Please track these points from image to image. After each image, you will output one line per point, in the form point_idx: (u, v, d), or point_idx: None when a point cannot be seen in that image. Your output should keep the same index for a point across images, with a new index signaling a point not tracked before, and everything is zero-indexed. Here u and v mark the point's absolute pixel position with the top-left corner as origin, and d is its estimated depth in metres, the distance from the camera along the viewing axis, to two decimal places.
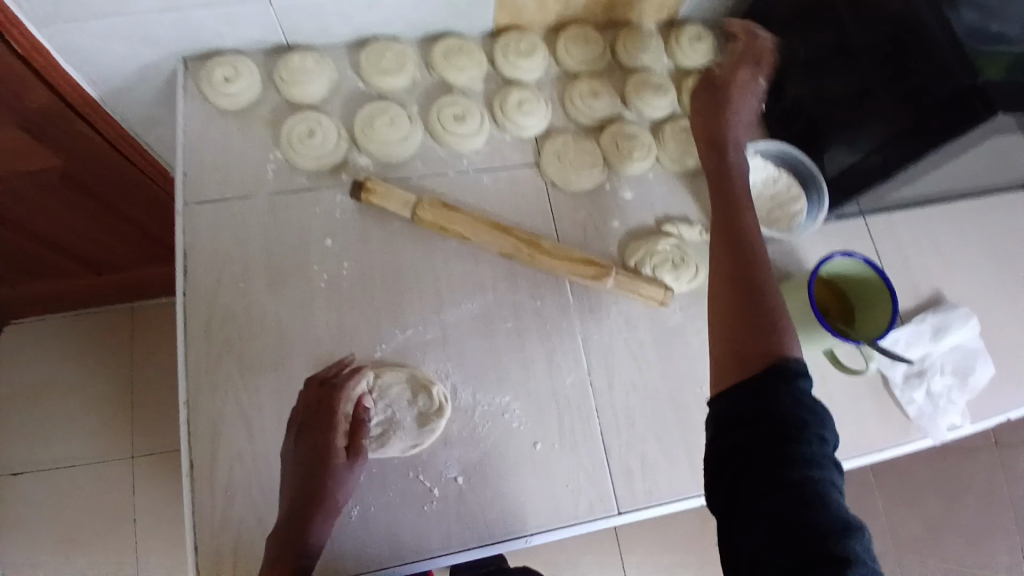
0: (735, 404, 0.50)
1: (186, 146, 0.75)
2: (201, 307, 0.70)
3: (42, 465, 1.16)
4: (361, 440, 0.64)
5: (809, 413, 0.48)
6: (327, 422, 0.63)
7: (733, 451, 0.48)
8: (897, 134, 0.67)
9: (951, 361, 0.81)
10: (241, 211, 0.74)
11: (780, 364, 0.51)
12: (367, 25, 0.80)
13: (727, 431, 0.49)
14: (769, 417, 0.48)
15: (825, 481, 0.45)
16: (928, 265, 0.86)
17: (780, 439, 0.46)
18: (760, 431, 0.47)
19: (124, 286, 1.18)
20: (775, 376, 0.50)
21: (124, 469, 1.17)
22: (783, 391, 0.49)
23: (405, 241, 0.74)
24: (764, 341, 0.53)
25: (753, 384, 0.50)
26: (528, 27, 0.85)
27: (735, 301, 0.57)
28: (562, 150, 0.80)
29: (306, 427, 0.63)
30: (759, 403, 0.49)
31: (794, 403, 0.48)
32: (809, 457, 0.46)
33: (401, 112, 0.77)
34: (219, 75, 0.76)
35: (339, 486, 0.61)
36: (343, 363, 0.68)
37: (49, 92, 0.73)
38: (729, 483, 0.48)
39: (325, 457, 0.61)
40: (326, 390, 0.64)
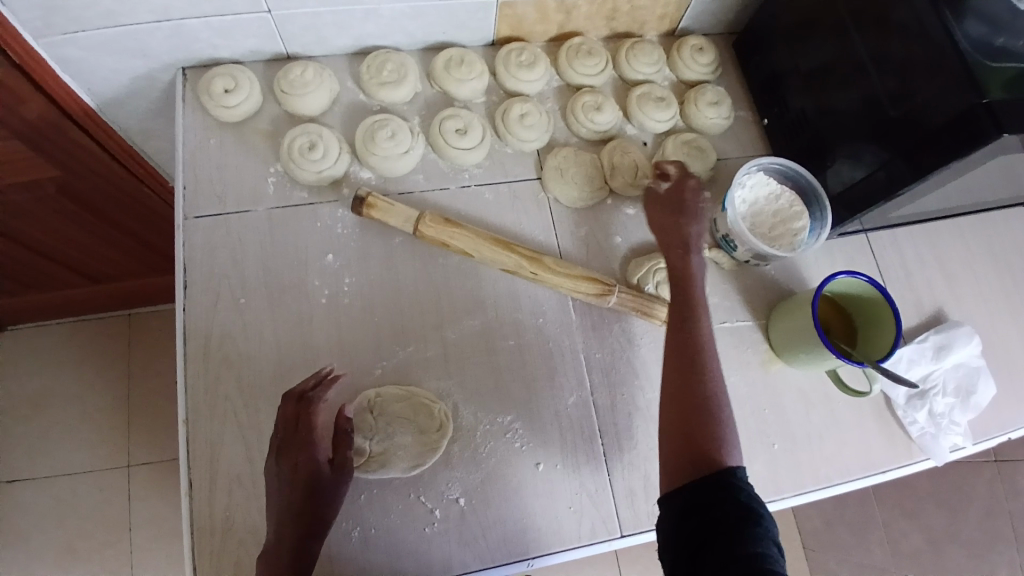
0: (687, 497, 0.49)
1: (186, 159, 0.74)
2: (199, 325, 0.69)
3: (40, 472, 1.15)
4: (345, 452, 0.60)
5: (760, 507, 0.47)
6: (307, 438, 0.59)
7: (688, 538, 0.47)
8: (905, 150, 0.66)
9: (953, 380, 0.81)
10: (241, 226, 0.73)
11: (729, 469, 0.50)
12: (367, 35, 0.79)
13: (681, 527, 0.48)
14: (719, 508, 0.47)
15: (777, 571, 0.44)
16: (931, 281, 0.86)
17: (733, 527, 0.45)
18: (711, 518, 0.47)
19: (122, 293, 1.17)
20: (722, 476, 0.49)
21: (121, 477, 1.16)
22: (734, 484, 0.49)
23: (407, 257, 0.74)
24: (708, 454, 0.51)
25: (700, 484, 0.49)
26: (530, 38, 0.85)
27: (683, 417, 0.54)
28: (564, 165, 0.78)
29: (285, 444, 0.59)
30: (709, 497, 0.48)
31: (744, 498, 0.48)
32: (762, 544, 0.45)
33: (402, 125, 0.75)
34: (218, 87, 0.75)
35: (331, 499, 0.58)
36: (322, 376, 0.63)
37: (48, 104, 0.73)
38: (686, 571, 0.46)
39: (311, 472, 0.58)
40: (297, 405, 0.60)
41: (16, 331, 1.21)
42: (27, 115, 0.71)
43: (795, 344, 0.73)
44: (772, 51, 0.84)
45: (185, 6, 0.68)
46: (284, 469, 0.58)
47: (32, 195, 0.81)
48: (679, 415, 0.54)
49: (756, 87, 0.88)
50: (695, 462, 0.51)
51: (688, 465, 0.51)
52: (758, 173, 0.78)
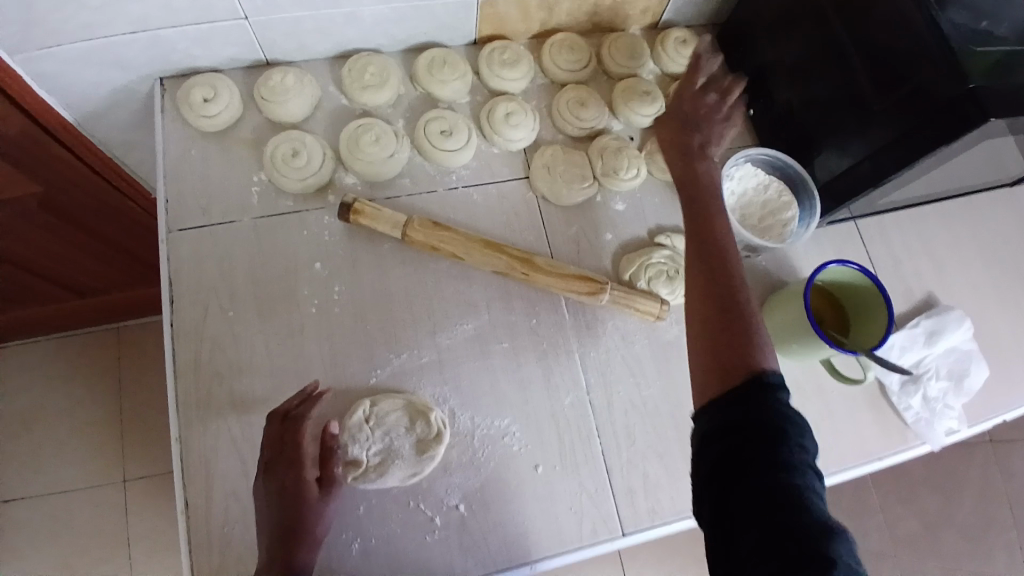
0: (720, 415, 0.49)
1: (167, 172, 0.73)
2: (188, 340, 0.68)
3: (34, 490, 1.13)
4: (332, 470, 0.61)
5: (794, 421, 0.48)
6: (294, 457, 0.59)
7: (720, 460, 0.47)
8: (892, 138, 0.66)
9: (946, 364, 0.81)
10: (227, 237, 0.72)
11: (761, 375, 0.50)
12: (348, 39, 0.78)
13: (715, 442, 0.48)
14: (754, 426, 0.47)
15: (810, 486, 0.45)
16: (920, 267, 0.87)
17: (767, 448, 0.46)
18: (741, 440, 0.47)
19: (110, 308, 1.16)
20: (754, 385, 0.50)
21: (117, 491, 1.15)
22: (768, 399, 0.48)
23: (397, 264, 0.73)
24: (741, 358, 0.52)
25: (738, 393, 0.49)
26: (512, 36, 0.84)
27: (715, 330, 0.55)
28: (552, 163, 0.78)
29: (272, 463, 0.59)
30: (740, 412, 0.48)
31: (777, 410, 0.48)
32: (795, 463, 0.45)
33: (387, 129, 0.74)
34: (197, 97, 0.73)
35: (317, 517, 0.59)
36: (308, 393, 0.63)
37: (25, 117, 0.71)
38: (713, 495, 0.47)
39: (297, 491, 0.59)
40: (284, 423, 0.61)
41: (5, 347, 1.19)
42: (5, 131, 0.70)
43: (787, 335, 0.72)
44: (756, 41, 0.84)
45: (162, 16, 0.67)
46: (272, 488, 0.59)
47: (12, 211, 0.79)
48: (711, 324, 0.55)
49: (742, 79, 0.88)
50: (730, 356, 0.53)
51: (719, 371, 0.52)
52: (746, 165, 0.79)
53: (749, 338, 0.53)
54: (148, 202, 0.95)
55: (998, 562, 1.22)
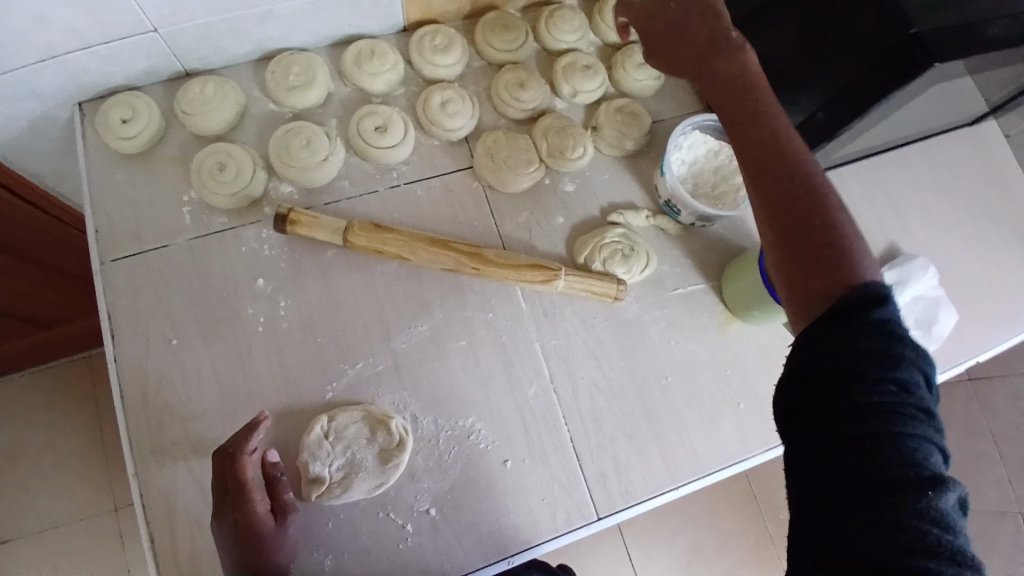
0: (809, 355, 0.45)
1: (95, 201, 0.70)
2: (134, 373, 0.65)
3: (21, 529, 1.11)
4: (283, 497, 0.59)
5: (898, 364, 0.43)
6: (239, 492, 0.57)
7: (807, 402, 0.44)
8: (842, 89, 0.65)
9: (915, 314, 0.80)
10: (164, 263, 0.69)
11: (858, 292, 0.45)
12: (269, 41, 0.74)
13: (803, 383, 0.45)
14: (850, 367, 0.43)
15: (915, 435, 0.42)
16: (882, 217, 0.85)
17: (864, 391, 0.42)
18: (834, 385, 0.43)
19: (78, 337, 1.13)
20: (848, 320, 0.44)
21: (103, 522, 1.14)
22: (869, 338, 0.44)
23: (343, 271, 0.70)
24: (836, 270, 0.47)
25: (834, 331, 0.44)
26: (442, 19, 0.80)
27: (799, 244, 0.49)
28: (495, 148, 0.75)
29: (222, 502, 0.58)
30: (840, 350, 0.44)
31: (887, 339, 0.43)
32: (896, 410, 0.42)
33: (317, 130, 0.71)
34: (115, 118, 0.70)
35: (279, 548, 0.57)
36: (255, 422, 0.59)
37: None
38: (799, 433, 0.44)
39: (252, 527, 0.57)
40: (225, 459, 0.58)
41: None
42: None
43: (752, 302, 0.71)
44: None
45: (69, 39, 0.63)
46: (226, 526, 0.57)
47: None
48: (797, 240, 0.49)
49: None
50: (825, 280, 0.47)
51: (815, 290, 0.47)
52: (694, 132, 0.75)
53: (845, 247, 0.48)
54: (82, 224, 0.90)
55: None
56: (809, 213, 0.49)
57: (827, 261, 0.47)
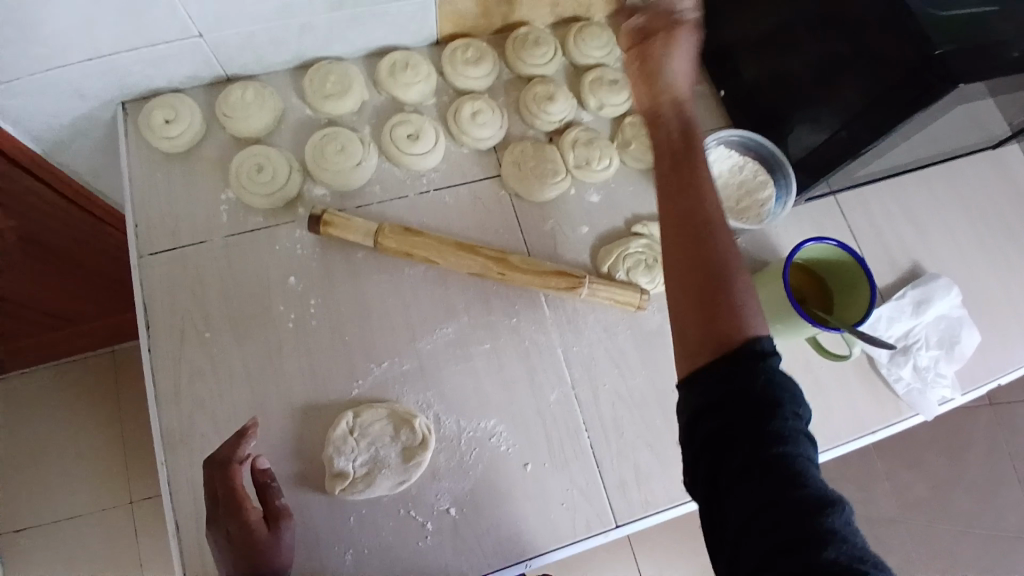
0: (704, 393, 0.47)
1: (135, 198, 0.73)
2: (167, 364, 0.67)
3: (42, 519, 1.14)
4: (275, 504, 0.58)
5: (780, 392, 0.45)
6: (232, 502, 0.57)
7: (707, 438, 0.45)
8: (864, 105, 0.66)
9: (936, 332, 0.81)
10: (199, 260, 0.71)
11: (745, 347, 0.46)
12: (307, 49, 0.77)
13: (703, 418, 0.46)
14: (737, 398, 0.45)
15: (801, 457, 0.43)
16: (903, 236, 0.86)
17: (753, 419, 0.44)
18: (728, 417, 0.45)
19: (105, 332, 1.16)
20: (742, 357, 0.46)
21: (122, 516, 1.15)
22: (754, 370, 0.45)
23: (372, 272, 0.72)
24: (725, 327, 0.47)
25: (723, 369, 0.46)
26: (474, 33, 0.83)
27: (693, 291, 0.49)
28: (522, 159, 0.77)
29: (215, 513, 0.57)
30: (730, 385, 0.45)
31: (767, 374, 0.45)
32: (784, 435, 0.43)
33: (352, 137, 0.73)
34: (158, 119, 0.72)
35: (276, 556, 0.56)
36: (247, 432, 0.59)
37: None
38: (709, 470, 0.45)
39: (247, 538, 0.56)
40: (218, 469, 0.58)
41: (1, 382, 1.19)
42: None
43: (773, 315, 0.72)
44: (719, 21, 0.83)
45: (116, 41, 0.66)
46: (221, 538, 0.56)
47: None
48: (693, 290, 0.49)
49: (709, 59, 0.87)
50: (715, 333, 0.47)
51: (703, 344, 0.48)
52: (718, 148, 0.77)
53: (736, 303, 0.48)
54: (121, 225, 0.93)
55: None
56: (708, 265, 0.50)
57: (715, 315, 0.48)
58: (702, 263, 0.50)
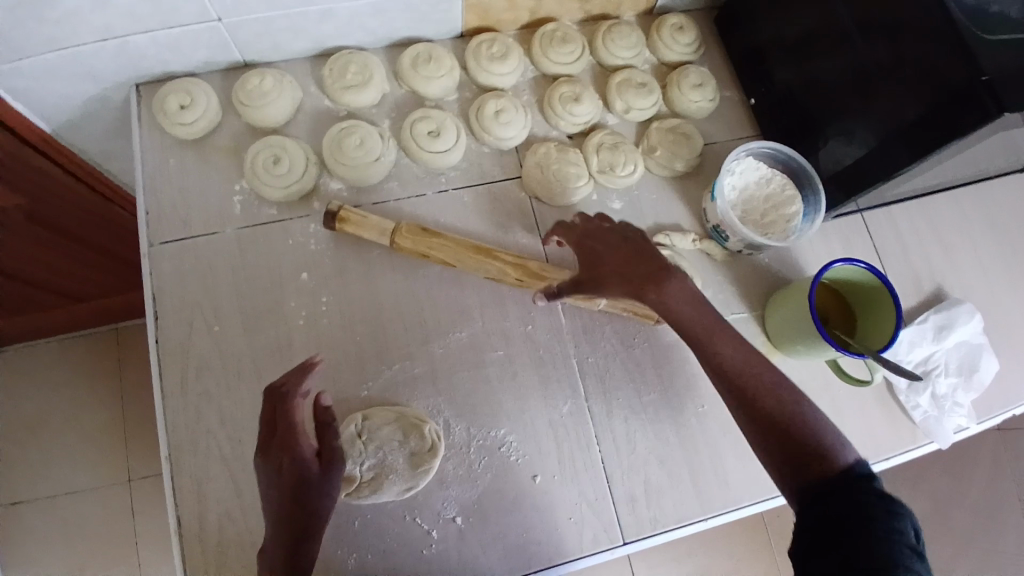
0: (803, 506, 0.48)
1: (147, 183, 0.71)
2: (174, 357, 0.66)
3: (37, 497, 1.13)
4: (332, 443, 0.55)
5: (887, 505, 0.45)
6: (286, 438, 0.55)
7: (805, 543, 0.46)
8: (902, 125, 0.63)
9: (955, 358, 0.79)
10: (211, 251, 0.69)
11: (845, 471, 0.48)
12: (328, 38, 0.74)
13: (802, 529, 0.47)
14: (838, 506, 0.46)
15: (911, 572, 0.42)
16: (929, 258, 0.84)
17: (855, 521, 0.45)
18: (829, 519, 0.46)
19: (108, 311, 1.14)
20: (844, 477, 0.48)
21: (118, 498, 1.15)
22: (858, 486, 0.47)
23: (386, 271, 0.70)
24: (815, 449, 0.50)
25: (825, 483, 0.48)
26: (500, 27, 0.80)
27: (757, 414, 0.52)
28: (544, 160, 0.75)
29: (266, 446, 0.55)
30: (832, 497, 0.47)
31: (870, 498, 0.46)
32: (892, 543, 0.43)
33: (371, 131, 0.71)
34: (173, 104, 0.70)
35: (324, 494, 0.54)
36: (309, 368, 0.59)
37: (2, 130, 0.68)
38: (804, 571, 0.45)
39: (297, 473, 0.54)
40: (281, 399, 0.57)
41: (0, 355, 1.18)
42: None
43: (794, 334, 0.70)
44: (753, 27, 0.80)
45: (131, 21, 0.64)
46: (270, 470, 0.55)
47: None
48: (758, 410, 0.52)
49: (739, 65, 0.84)
50: (802, 454, 0.50)
51: (790, 465, 0.50)
52: (746, 159, 0.75)
53: (810, 424, 0.51)
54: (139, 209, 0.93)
55: (1010, 550, 1.20)
56: (763, 389, 0.53)
57: (790, 437, 0.51)
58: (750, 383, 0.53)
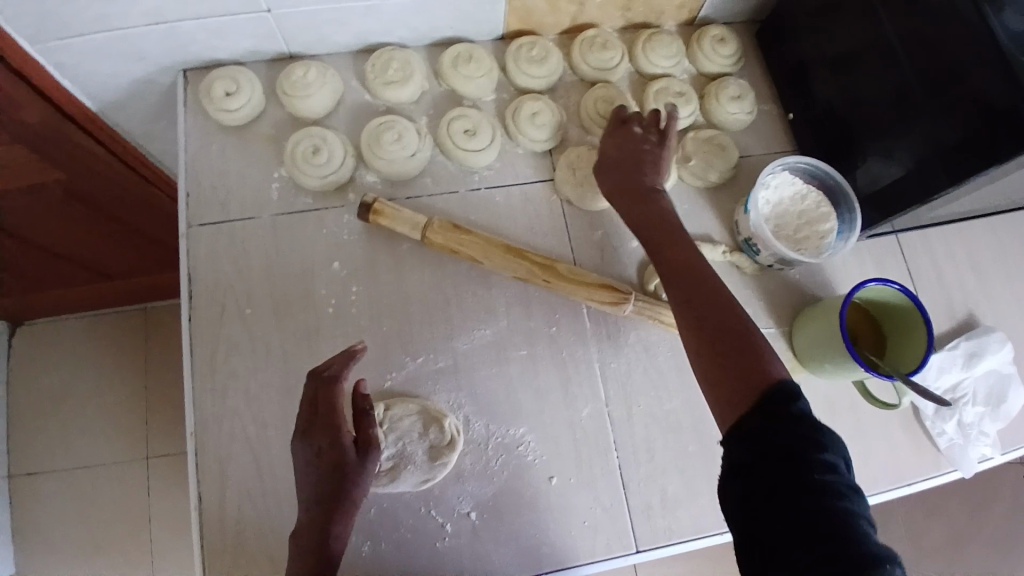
0: (737, 448, 0.47)
1: (188, 166, 0.73)
2: (205, 337, 0.67)
3: (56, 468, 1.16)
4: (369, 431, 0.55)
5: (816, 436, 0.45)
6: (329, 420, 0.55)
7: (745, 492, 0.45)
8: (942, 148, 0.63)
9: (984, 387, 0.77)
10: (246, 235, 0.71)
11: (772, 393, 0.48)
12: (371, 33, 0.76)
13: (739, 474, 0.46)
14: (773, 444, 0.45)
15: (852, 514, 0.42)
16: (963, 284, 0.82)
17: (790, 460, 0.44)
18: (766, 464, 0.45)
19: (138, 291, 1.17)
20: (771, 404, 0.48)
21: (135, 474, 1.17)
22: (786, 417, 0.47)
23: (415, 265, 0.71)
24: (747, 373, 0.50)
25: (756, 417, 0.48)
26: (540, 31, 0.81)
27: (710, 345, 0.53)
28: (578, 165, 0.75)
29: (308, 427, 0.56)
30: (763, 433, 0.46)
31: (803, 429, 0.46)
32: (832, 487, 0.43)
33: (409, 126, 0.73)
34: (219, 90, 0.72)
35: (357, 482, 0.54)
36: (353, 353, 0.58)
37: (46, 104, 0.71)
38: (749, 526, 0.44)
39: (336, 456, 0.54)
40: (323, 385, 0.57)
41: (31, 327, 1.22)
42: (28, 120, 0.70)
43: (822, 353, 0.69)
44: (794, 42, 0.80)
45: (183, 7, 0.66)
46: (310, 452, 0.56)
47: (38, 199, 0.80)
48: (711, 344, 0.53)
49: (779, 79, 0.84)
50: (739, 378, 0.50)
51: (728, 395, 0.50)
52: (783, 173, 0.74)
53: (750, 348, 0.52)
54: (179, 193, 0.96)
55: None
56: (716, 321, 0.54)
57: (732, 360, 0.52)
58: (712, 317, 0.54)
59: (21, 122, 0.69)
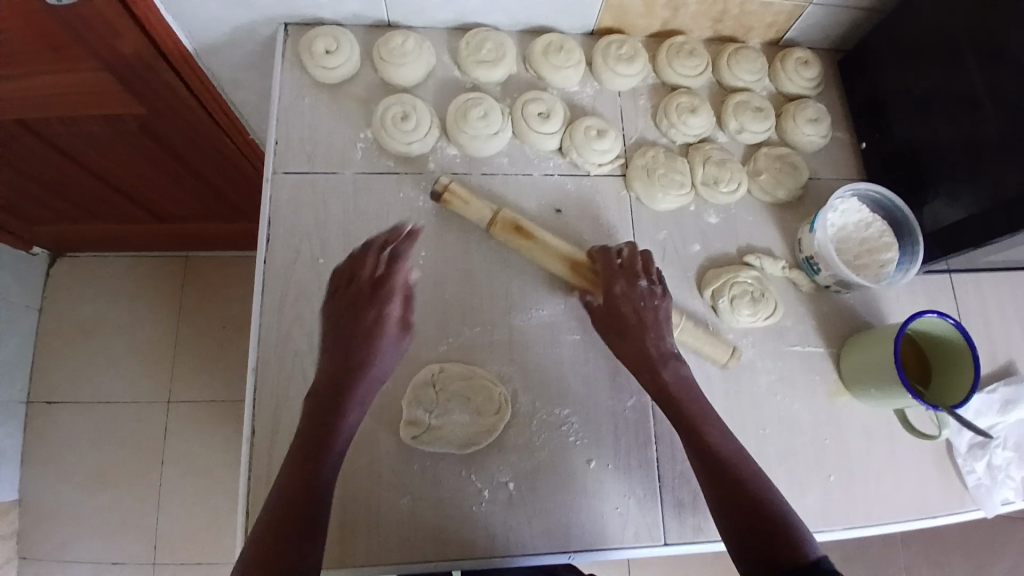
0: None
1: (280, 115, 0.76)
2: (279, 277, 0.70)
3: (81, 398, 1.20)
4: (410, 320, 0.69)
5: None
6: (368, 283, 0.68)
7: None
8: (1009, 197, 0.64)
9: (1015, 435, 0.78)
10: (327, 187, 0.74)
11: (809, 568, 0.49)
12: (470, 12, 0.78)
13: None
14: None
15: None
16: (1012, 334, 0.82)
17: None
18: None
19: (188, 237, 1.21)
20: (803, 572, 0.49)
21: (154, 413, 1.21)
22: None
23: (483, 239, 0.74)
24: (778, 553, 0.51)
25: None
26: (630, 32, 0.83)
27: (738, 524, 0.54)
28: (652, 164, 0.77)
29: (348, 311, 0.67)
30: None
31: None
32: None
33: (494, 106, 0.75)
34: (320, 48, 0.76)
35: (368, 394, 0.63)
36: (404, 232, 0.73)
37: (143, 38, 0.73)
38: None
39: (376, 304, 0.67)
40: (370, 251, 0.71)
41: (74, 258, 1.26)
42: (122, 50, 0.72)
43: (869, 379, 0.71)
44: (875, 75, 0.81)
45: None
46: (335, 316, 0.67)
47: (116, 129, 0.84)
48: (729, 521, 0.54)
49: (856, 108, 0.85)
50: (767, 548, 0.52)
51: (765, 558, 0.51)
52: (851, 199, 0.75)
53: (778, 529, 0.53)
54: (258, 159, 1.01)
55: None
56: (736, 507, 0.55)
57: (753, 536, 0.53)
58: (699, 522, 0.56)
59: (114, 51, 0.72)
